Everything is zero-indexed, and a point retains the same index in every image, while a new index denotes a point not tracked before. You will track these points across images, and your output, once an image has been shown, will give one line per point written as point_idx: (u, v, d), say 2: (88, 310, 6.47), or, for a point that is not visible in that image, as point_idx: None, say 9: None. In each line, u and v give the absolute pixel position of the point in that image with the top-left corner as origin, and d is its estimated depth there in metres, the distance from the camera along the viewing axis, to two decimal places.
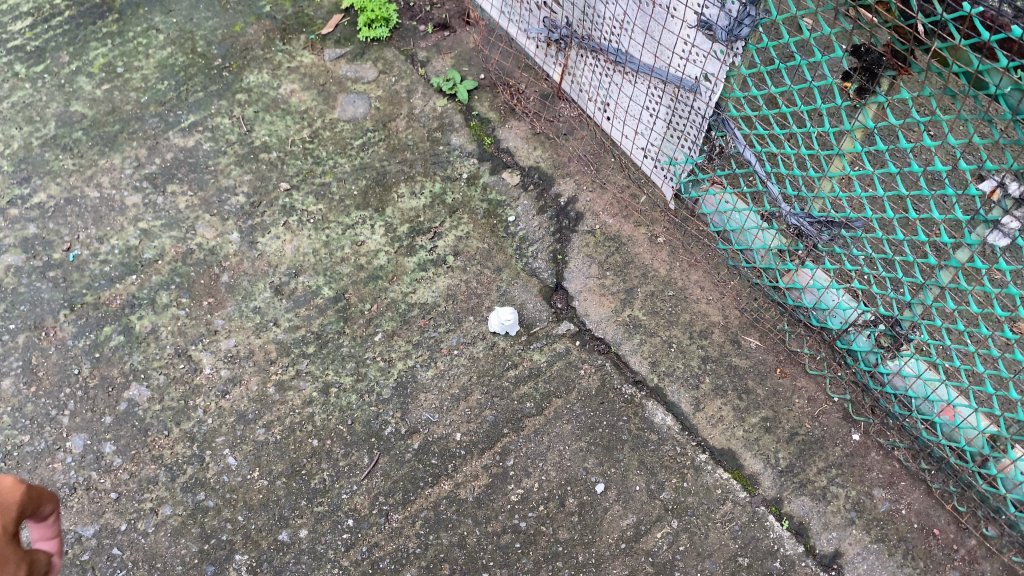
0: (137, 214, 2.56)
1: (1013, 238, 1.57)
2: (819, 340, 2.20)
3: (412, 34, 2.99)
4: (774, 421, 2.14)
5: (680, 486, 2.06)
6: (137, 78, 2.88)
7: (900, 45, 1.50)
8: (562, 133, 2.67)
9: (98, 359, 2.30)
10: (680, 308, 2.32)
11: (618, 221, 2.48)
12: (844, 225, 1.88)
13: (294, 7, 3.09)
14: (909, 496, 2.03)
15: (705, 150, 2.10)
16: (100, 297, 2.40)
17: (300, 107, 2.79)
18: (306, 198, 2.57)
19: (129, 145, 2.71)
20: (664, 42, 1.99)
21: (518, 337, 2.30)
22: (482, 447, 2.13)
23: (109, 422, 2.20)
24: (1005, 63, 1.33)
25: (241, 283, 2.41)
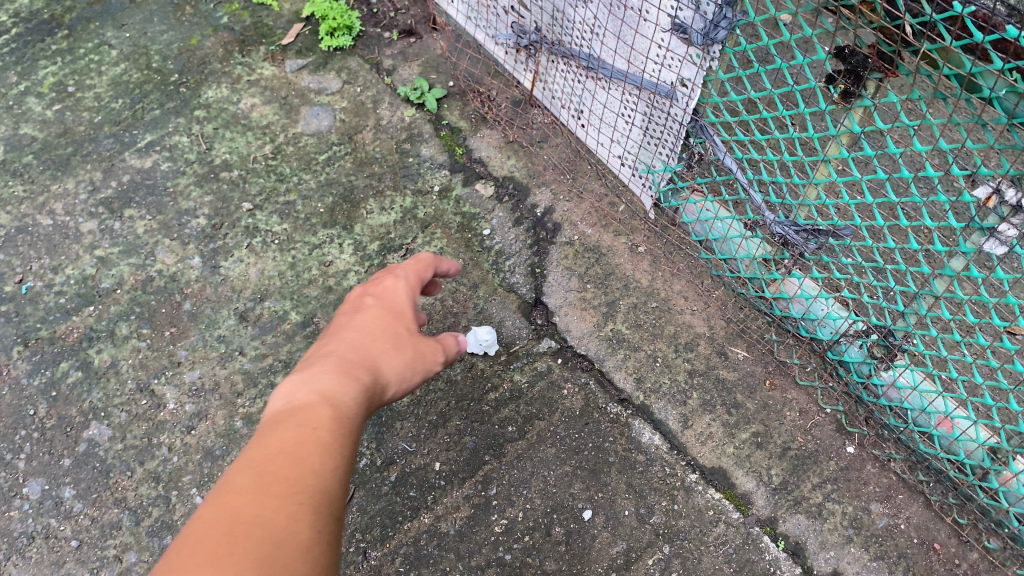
0: (93, 241, 2.44)
1: (1011, 245, 1.49)
2: (809, 350, 2.14)
3: (376, 42, 2.88)
4: (765, 436, 2.05)
5: (670, 509, 1.96)
6: (90, 97, 2.76)
7: (888, 46, 1.41)
8: (536, 140, 2.57)
9: (56, 398, 2.18)
10: (664, 320, 2.23)
11: (597, 231, 2.38)
12: (832, 233, 1.79)
13: (252, 17, 2.97)
14: (908, 509, 1.94)
15: (684, 158, 2.01)
16: (56, 331, 2.28)
17: (261, 122, 2.67)
18: (270, 218, 2.46)
19: (83, 168, 2.59)
20: (637, 47, 1.89)
21: (497, 358, 2.20)
22: (463, 476, 2.03)
23: (68, 465, 2.08)
24: (1000, 66, 1.24)
25: (204, 311, 2.30)
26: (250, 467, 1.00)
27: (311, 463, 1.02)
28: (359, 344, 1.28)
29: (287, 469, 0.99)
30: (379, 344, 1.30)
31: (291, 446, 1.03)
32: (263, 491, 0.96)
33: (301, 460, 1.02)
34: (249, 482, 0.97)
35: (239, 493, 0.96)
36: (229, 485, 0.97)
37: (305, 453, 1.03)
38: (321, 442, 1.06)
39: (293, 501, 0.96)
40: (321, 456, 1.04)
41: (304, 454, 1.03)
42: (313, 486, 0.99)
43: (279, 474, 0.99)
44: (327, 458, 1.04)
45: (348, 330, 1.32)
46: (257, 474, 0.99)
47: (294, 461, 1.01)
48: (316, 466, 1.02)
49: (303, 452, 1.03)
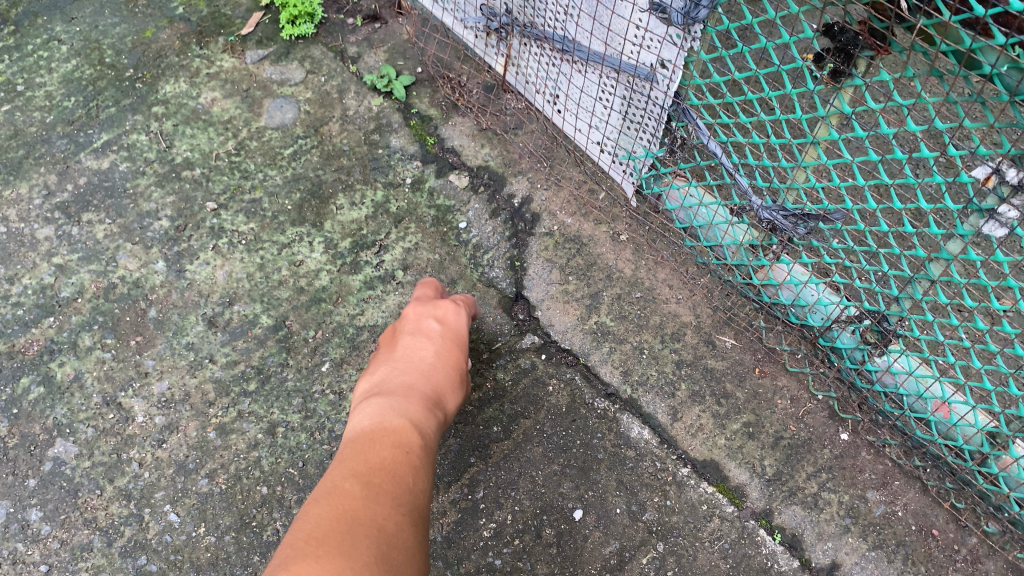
0: (50, 248, 2.32)
1: (1012, 227, 1.43)
2: (799, 336, 2.07)
3: (340, 28, 2.77)
4: (757, 426, 2.00)
5: (663, 505, 1.91)
6: (40, 96, 2.63)
7: (880, 23, 1.34)
8: (510, 127, 2.48)
9: (17, 416, 2.07)
10: (649, 310, 2.16)
11: (578, 220, 2.31)
12: (822, 217, 1.72)
13: (209, 7, 2.85)
14: (905, 496, 1.90)
15: (666, 143, 1.93)
16: (14, 345, 2.17)
17: (222, 117, 2.56)
18: (236, 217, 2.36)
19: (36, 172, 2.46)
20: (614, 28, 1.81)
21: (479, 355, 2.12)
22: (448, 480, 1.95)
23: (33, 485, 1.98)
24: (1004, 41, 1.17)
25: (171, 317, 2.20)
26: (372, 468, 1.37)
27: (410, 466, 1.42)
28: (439, 380, 1.71)
29: (394, 482, 1.35)
30: (446, 379, 1.74)
31: (408, 440, 1.47)
32: (391, 472, 1.37)
33: (406, 462, 1.42)
34: (378, 476, 1.35)
35: (385, 463, 1.39)
36: (370, 456, 1.40)
37: (406, 453, 1.44)
38: (412, 435, 1.49)
39: (399, 511, 1.30)
40: (414, 469, 1.42)
41: (412, 464, 1.43)
42: (412, 489, 1.37)
43: (390, 480, 1.35)
44: (421, 474, 1.43)
45: (418, 367, 1.74)
46: (386, 457, 1.40)
47: (396, 474, 1.38)
48: (417, 465, 1.44)
49: (397, 473, 1.38)
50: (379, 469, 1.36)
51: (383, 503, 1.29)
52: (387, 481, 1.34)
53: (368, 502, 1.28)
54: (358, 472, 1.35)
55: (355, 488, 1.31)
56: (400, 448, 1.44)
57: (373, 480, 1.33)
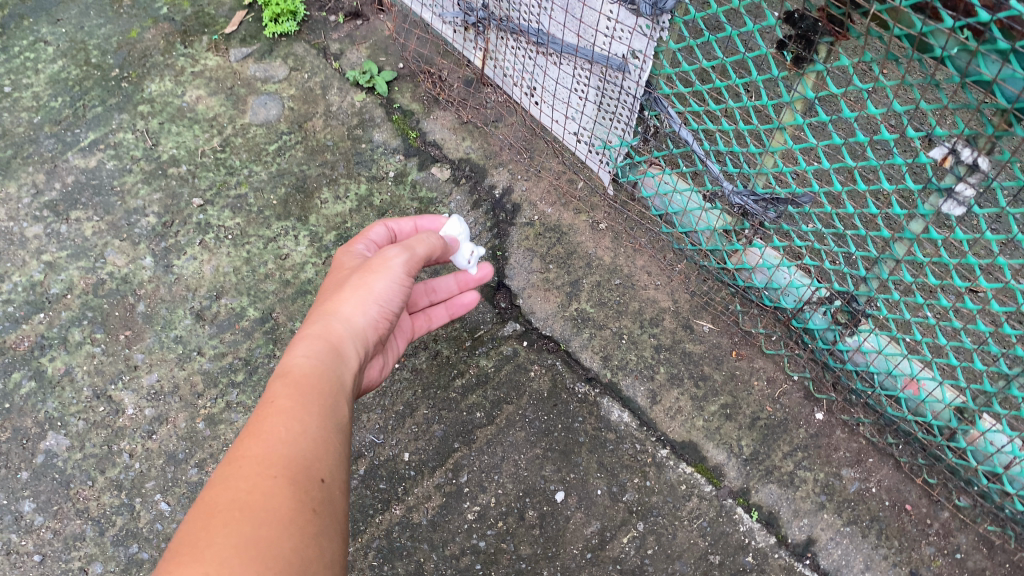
0: (40, 246, 2.36)
1: (969, 206, 1.46)
2: (773, 319, 2.12)
3: (322, 26, 2.81)
4: (734, 407, 2.04)
5: (643, 486, 1.95)
6: (27, 97, 2.67)
7: (837, 9, 1.39)
8: (490, 120, 2.52)
9: (9, 410, 2.11)
10: (628, 297, 2.21)
11: (557, 209, 2.35)
12: (791, 201, 1.78)
13: (192, 6, 2.89)
14: (879, 473, 1.95)
15: (640, 132, 1.99)
16: (5, 341, 2.21)
17: (207, 114, 2.60)
18: (222, 213, 2.40)
19: (25, 171, 2.50)
20: (586, 20, 1.85)
21: (462, 343, 2.16)
22: (433, 465, 2.00)
23: (26, 477, 2.02)
24: (950, 24, 1.22)
25: (159, 311, 2.24)
26: (267, 417, 1.25)
27: (313, 406, 1.29)
28: (349, 278, 1.60)
29: (294, 432, 1.23)
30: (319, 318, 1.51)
31: (313, 377, 1.35)
32: (290, 418, 1.25)
33: (309, 403, 1.29)
34: (273, 425, 1.23)
35: (283, 409, 1.26)
36: (264, 407, 1.27)
37: (310, 390, 1.32)
38: (318, 368, 1.38)
39: (301, 464, 1.18)
40: (319, 408, 1.30)
41: (318, 403, 1.31)
42: (320, 431, 1.26)
43: (290, 429, 1.23)
44: (333, 413, 1.32)
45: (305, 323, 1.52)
46: (283, 403, 1.28)
47: (297, 418, 1.25)
48: (326, 402, 1.32)
49: (273, 419, 1.24)
50: (272, 416, 1.24)
51: (280, 459, 1.17)
52: (285, 430, 1.22)
53: (263, 461, 1.16)
54: (251, 430, 1.22)
55: (246, 450, 1.18)
56: (301, 390, 1.31)
57: (267, 433, 1.21)
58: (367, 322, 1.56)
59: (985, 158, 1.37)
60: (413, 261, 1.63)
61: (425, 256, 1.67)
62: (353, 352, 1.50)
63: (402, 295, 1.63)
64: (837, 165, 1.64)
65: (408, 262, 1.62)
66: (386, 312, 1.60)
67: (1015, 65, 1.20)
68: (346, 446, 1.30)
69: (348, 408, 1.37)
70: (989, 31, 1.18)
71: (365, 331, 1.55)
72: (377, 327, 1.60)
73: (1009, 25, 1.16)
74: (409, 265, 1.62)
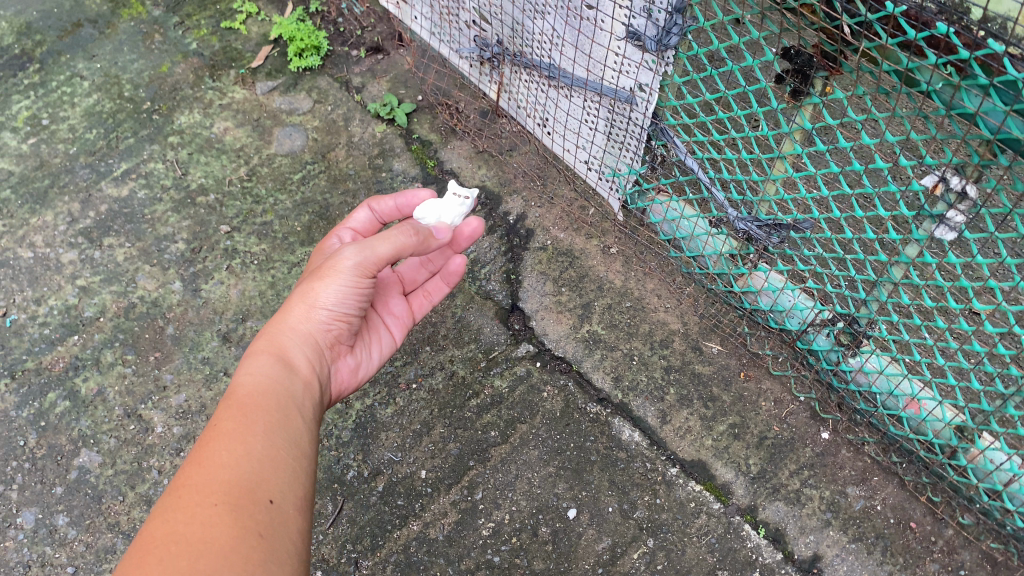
0: (75, 271, 2.47)
1: (961, 231, 1.55)
2: (779, 341, 2.18)
3: (345, 60, 2.93)
4: (742, 427, 2.10)
5: (653, 503, 2.01)
6: (64, 129, 2.79)
7: (830, 46, 1.46)
8: (505, 149, 2.62)
9: (45, 428, 2.20)
10: (638, 319, 2.28)
11: (570, 234, 2.44)
12: (793, 226, 1.85)
13: (221, 42, 3.01)
14: (883, 491, 2.00)
15: (648, 161, 2.08)
16: (41, 362, 2.31)
17: (235, 145, 2.72)
18: (248, 239, 2.50)
19: (61, 200, 2.62)
20: (595, 55, 1.94)
21: (477, 364, 2.24)
22: (449, 482, 2.06)
23: (60, 492, 2.10)
24: (934, 61, 1.30)
25: (187, 334, 2.33)
26: (209, 442, 1.32)
27: (255, 425, 1.37)
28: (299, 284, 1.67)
29: (235, 454, 1.30)
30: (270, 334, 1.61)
31: (256, 395, 1.44)
32: (231, 440, 1.32)
33: (251, 423, 1.37)
34: (213, 451, 1.30)
35: (225, 432, 1.34)
36: (207, 432, 1.35)
37: (252, 410, 1.40)
38: (263, 384, 1.47)
39: (243, 486, 1.25)
40: (262, 427, 1.37)
41: (260, 421, 1.39)
42: (263, 449, 1.34)
43: (232, 452, 1.30)
44: (277, 429, 1.39)
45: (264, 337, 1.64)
46: (226, 426, 1.35)
47: (238, 440, 1.33)
48: (269, 419, 1.40)
49: (217, 442, 1.32)
50: (214, 441, 1.32)
51: (221, 483, 1.24)
52: (226, 454, 1.29)
53: (204, 488, 1.22)
54: (194, 456, 1.30)
55: (189, 478, 1.25)
56: (244, 411, 1.39)
57: (208, 459, 1.28)
58: (317, 325, 1.65)
59: (973, 186, 1.45)
60: (366, 264, 1.60)
61: (384, 255, 1.59)
62: (302, 359, 1.61)
63: (357, 294, 1.65)
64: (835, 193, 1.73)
65: (360, 265, 1.60)
66: (339, 314, 1.67)
67: (995, 98, 1.27)
68: (295, 460, 1.37)
69: (296, 420, 1.45)
70: (970, 67, 1.26)
71: (315, 333, 1.66)
72: (331, 328, 1.69)
73: (988, 61, 1.24)
74: (362, 267, 1.61)
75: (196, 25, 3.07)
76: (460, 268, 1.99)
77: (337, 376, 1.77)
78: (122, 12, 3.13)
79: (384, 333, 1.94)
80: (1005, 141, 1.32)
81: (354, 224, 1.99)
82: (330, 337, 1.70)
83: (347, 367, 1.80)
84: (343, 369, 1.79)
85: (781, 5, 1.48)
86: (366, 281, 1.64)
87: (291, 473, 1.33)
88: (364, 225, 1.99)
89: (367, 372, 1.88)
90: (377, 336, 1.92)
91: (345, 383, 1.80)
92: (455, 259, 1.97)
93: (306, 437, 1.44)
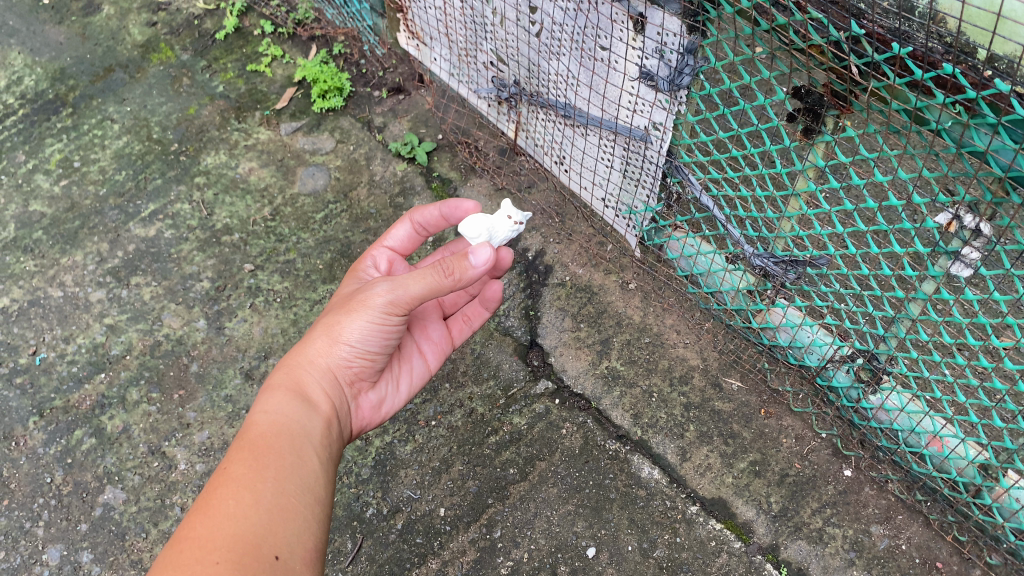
0: (102, 310, 2.52)
1: (977, 268, 1.57)
2: (799, 377, 2.17)
3: (367, 100, 2.99)
4: (763, 464, 2.08)
5: (673, 542, 1.98)
6: (94, 171, 2.87)
7: (840, 85, 1.47)
8: (524, 186, 2.64)
9: (71, 465, 2.24)
10: (657, 355, 2.28)
11: (588, 270, 2.45)
12: (810, 262, 1.88)
13: (247, 84, 3.08)
14: (908, 529, 1.96)
15: (663, 198, 2.10)
16: (69, 400, 2.36)
17: (259, 185, 2.77)
18: (271, 277, 2.54)
19: (90, 240, 2.68)
20: (609, 95, 1.97)
21: (496, 401, 2.25)
22: (468, 520, 2.06)
23: (85, 529, 2.13)
24: (943, 100, 1.32)
25: (211, 371, 2.36)
26: (218, 489, 1.35)
27: (266, 471, 1.40)
28: (327, 315, 1.68)
29: (243, 504, 1.33)
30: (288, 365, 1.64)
31: (269, 437, 1.46)
32: (240, 488, 1.35)
33: (262, 469, 1.40)
34: (221, 501, 1.33)
35: (235, 479, 1.37)
36: (217, 477, 1.38)
37: (265, 454, 1.43)
38: (277, 425, 1.50)
39: (248, 541, 1.28)
40: (273, 473, 1.40)
41: (272, 466, 1.41)
42: (273, 497, 1.36)
43: (240, 502, 1.33)
44: (289, 473, 1.42)
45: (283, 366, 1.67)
46: (236, 472, 1.38)
47: (248, 488, 1.35)
48: (281, 463, 1.43)
49: (224, 491, 1.34)
50: (222, 489, 1.35)
51: (225, 537, 1.27)
52: (234, 505, 1.32)
53: (207, 543, 1.26)
54: (202, 505, 1.33)
55: (194, 530, 1.28)
56: (256, 454, 1.42)
57: (215, 511, 1.31)
58: (338, 360, 1.67)
59: (987, 224, 1.47)
60: (396, 302, 1.58)
61: (416, 295, 1.55)
62: (320, 395, 1.63)
63: (382, 332, 1.65)
64: (850, 229, 1.74)
65: (391, 302, 1.58)
66: (361, 351, 1.68)
67: (1005, 137, 1.29)
68: (305, 507, 1.40)
69: (309, 461, 1.48)
70: (978, 106, 1.28)
71: (335, 368, 1.68)
72: (352, 364, 1.70)
73: (995, 101, 1.26)
74: (392, 306, 1.60)
75: (223, 68, 3.15)
76: (500, 293, 2.01)
77: (358, 411, 1.79)
78: (152, 56, 3.22)
79: (416, 362, 1.96)
80: (1016, 178, 1.34)
81: (394, 241, 1.99)
82: (351, 372, 1.71)
83: (369, 403, 1.82)
84: (364, 404, 1.81)
85: (788, 45, 1.49)
86: (393, 319, 1.63)
87: (300, 525, 1.36)
88: (404, 241, 2.00)
89: (390, 406, 1.89)
90: (408, 365, 1.94)
91: (365, 418, 1.82)
92: (495, 283, 1.98)
93: (320, 481, 1.47)
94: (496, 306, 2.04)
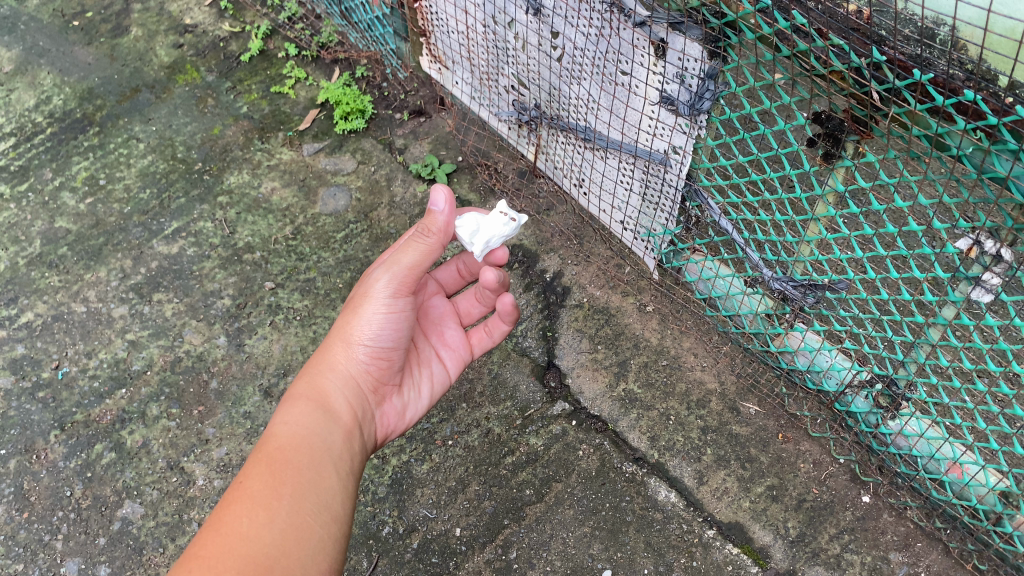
0: (125, 325, 2.55)
1: (997, 293, 1.56)
2: (818, 402, 2.16)
3: (388, 122, 3.02)
4: (780, 489, 2.07)
5: (689, 566, 1.97)
6: (119, 189, 2.91)
7: (860, 111, 1.49)
8: (543, 209, 2.67)
9: (91, 478, 2.26)
10: (675, 378, 2.28)
11: (606, 292, 2.46)
12: (828, 286, 1.89)
13: (270, 106, 3.13)
14: (927, 557, 1.95)
15: (682, 222, 2.11)
16: (90, 415, 2.38)
17: (281, 205, 2.80)
18: (292, 295, 2.56)
19: (114, 257, 2.72)
20: (629, 119, 1.99)
21: (513, 421, 2.25)
22: (483, 541, 2.06)
23: (103, 543, 2.14)
24: (963, 126, 1.34)
25: (231, 388, 2.38)
26: (233, 504, 1.37)
27: (283, 488, 1.41)
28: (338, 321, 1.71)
29: (256, 524, 1.34)
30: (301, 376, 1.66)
31: (289, 451, 1.48)
32: (255, 505, 1.37)
33: (279, 485, 1.41)
34: (234, 518, 1.35)
35: (251, 496, 1.39)
36: (234, 492, 1.40)
37: (282, 470, 1.44)
38: (298, 436, 1.51)
39: (260, 561, 1.30)
40: (289, 490, 1.41)
41: (289, 481, 1.43)
42: (287, 516, 1.38)
43: (253, 520, 1.35)
44: (307, 490, 1.43)
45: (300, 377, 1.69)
46: (252, 488, 1.40)
47: (263, 506, 1.37)
48: (299, 479, 1.44)
49: (238, 509, 1.36)
50: (237, 506, 1.37)
51: (235, 556, 1.29)
52: (247, 523, 1.34)
53: (216, 562, 1.28)
54: (216, 521, 1.35)
55: (204, 547, 1.31)
56: (273, 470, 1.44)
57: (228, 529, 1.33)
58: (357, 365, 1.69)
59: (1008, 249, 1.46)
60: (395, 280, 1.64)
61: (413, 264, 1.63)
62: (343, 404, 1.64)
63: (394, 323, 1.69)
64: (870, 254, 1.75)
65: (392, 282, 1.64)
66: (377, 350, 1.70)
67: None
68: (323, 526, 1.41)
69: (329, 478, 1.49)
70: (999, 133, 1.30)
71: (356, 376, 1.70)
72: (371, 368, 1.72)
73: (1016, 127, 1.28)
74: (393, 288, 1.65)
75: (248, 89, 3.20)
76: (511, 306, 1.90)
77: (383, 419, 1.79)
78: (178, 77, 3.27)
79: (436, 367, 1.95)
80: None
81: None
82: (372, 378, 1.73)
83: (394, 409, 1.82)
84: (389, 411, 1.81)
85: (810, 72, 1.51)
86: (400, 303, 1.67)
87: (315, 546, 1.38)
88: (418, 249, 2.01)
89: (414, 413, 1.88)
90: (428, 370, 1.93)
91: (391, 426, 1.82)
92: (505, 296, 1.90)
93: (339, 497, 1.48)
94: (513, 320, 1.96)
